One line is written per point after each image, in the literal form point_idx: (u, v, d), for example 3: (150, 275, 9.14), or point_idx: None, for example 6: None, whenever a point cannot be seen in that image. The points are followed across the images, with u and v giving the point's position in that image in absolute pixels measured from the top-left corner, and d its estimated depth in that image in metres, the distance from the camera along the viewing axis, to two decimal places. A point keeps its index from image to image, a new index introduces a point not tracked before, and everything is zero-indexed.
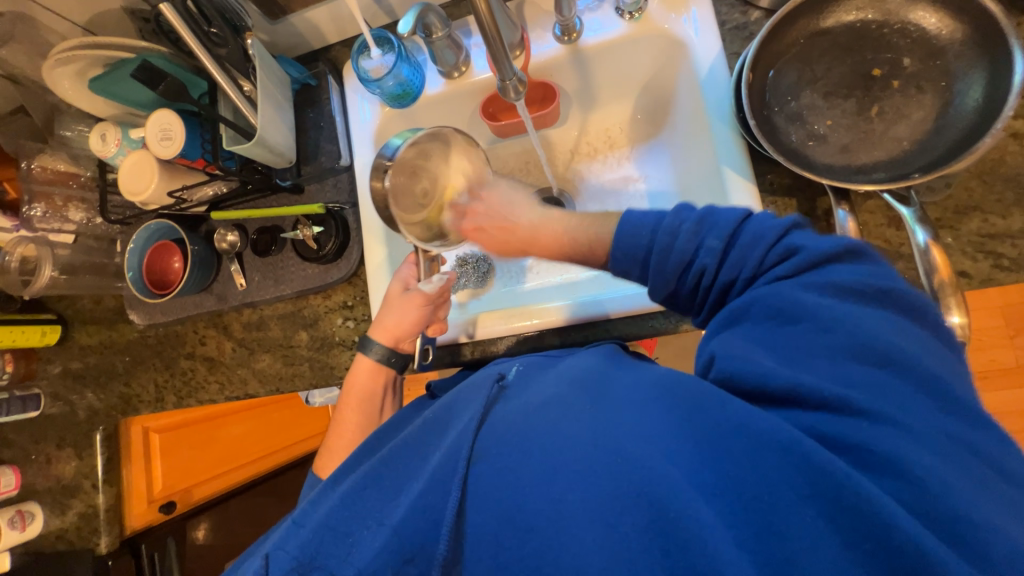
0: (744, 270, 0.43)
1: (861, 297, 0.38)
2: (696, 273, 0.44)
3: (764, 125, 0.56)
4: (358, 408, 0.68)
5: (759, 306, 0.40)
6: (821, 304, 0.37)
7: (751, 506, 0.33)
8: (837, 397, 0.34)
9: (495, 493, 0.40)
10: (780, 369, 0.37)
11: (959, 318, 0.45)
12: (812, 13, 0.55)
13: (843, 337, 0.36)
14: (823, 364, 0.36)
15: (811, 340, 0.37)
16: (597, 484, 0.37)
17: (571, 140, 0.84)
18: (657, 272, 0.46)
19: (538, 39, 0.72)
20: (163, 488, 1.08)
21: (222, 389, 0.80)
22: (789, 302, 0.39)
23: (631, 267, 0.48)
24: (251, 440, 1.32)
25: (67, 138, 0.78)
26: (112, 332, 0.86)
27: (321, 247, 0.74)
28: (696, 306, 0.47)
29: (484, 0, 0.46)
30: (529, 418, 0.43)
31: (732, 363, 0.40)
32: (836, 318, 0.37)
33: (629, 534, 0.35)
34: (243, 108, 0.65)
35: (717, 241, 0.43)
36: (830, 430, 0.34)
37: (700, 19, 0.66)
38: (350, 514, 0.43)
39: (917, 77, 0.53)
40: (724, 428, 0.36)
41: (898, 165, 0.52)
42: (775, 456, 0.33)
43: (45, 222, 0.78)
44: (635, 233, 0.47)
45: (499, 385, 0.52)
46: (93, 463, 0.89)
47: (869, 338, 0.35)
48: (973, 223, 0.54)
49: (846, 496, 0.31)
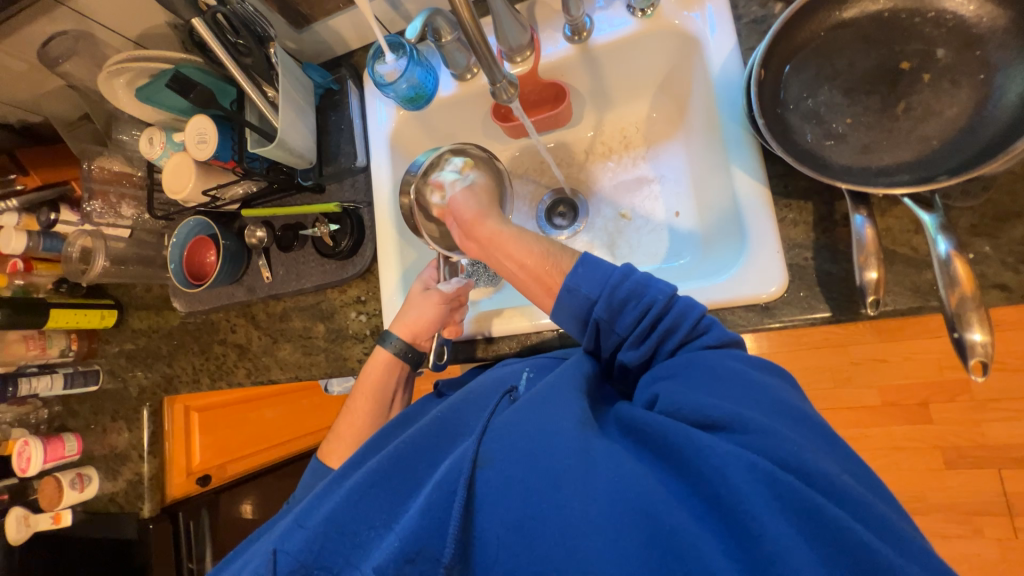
0: (679, 330, 0.47)
1: (767, 368, 0.44)
2: (642, 309, 0.48)
3: (775, 124, 0.53)
4: (371, 399, 0.71)
5: (692, 368, 0.44)
6: (738, 365, 0.43)
7: (740, 524, 0.33)
8: (769, 426, 0.37)
9: (499, 499, 0.39)
10: (722, 403, 0.40)
11: (981, 335, 0.41)
12: (831, 4, 0.51)
13: (759, 393, 0.41)
14: (761, 408, 0.39)
15: (735, 389, 0.41)
16: (600, 498, 0.36)
17: (586, 140, 0.83)
18: (611, 296, 0.49)
19: (549, 39, 0.71)
20: (200, 462, 1.18)
21: (249, 374, 0.86)
22: (714, 368, 0.43)
23: (590, 284, 0.50)
24: (280, 424, 1.42)
25: (123, 141, 0.87)
26: (158, 318, 0.95)
27: (337, 243, 0.78)
28: (632, 340, 0.49)
29: (467, 8, 0.48)
30: (531, 426, 0.42)
31: (677, 402, 0.42)
32: (755, 381, 0.42)
33: (629, 549, 0.34)
34: (267, 113, 0.71)
35: (667, 288, 0.49)
36: (777, 453, 0.35)
37: (715, 15, 0.63)
38: (358, 513, 0.42)
39: (953, 69, 0.48)
40: (700, 452, 0.36)
41: (925, 166, 0.48)
42: (754, 477, 0.34)
43: (101, 217, 0.89)
44: (604, 260, 0.51)
45: (510, 396, 0.52)
46: (140, 435, 0.98)
47: (780, 400, 0.40)
48: (1016, 231, 0.49)
49: (812, 516, 0.32)
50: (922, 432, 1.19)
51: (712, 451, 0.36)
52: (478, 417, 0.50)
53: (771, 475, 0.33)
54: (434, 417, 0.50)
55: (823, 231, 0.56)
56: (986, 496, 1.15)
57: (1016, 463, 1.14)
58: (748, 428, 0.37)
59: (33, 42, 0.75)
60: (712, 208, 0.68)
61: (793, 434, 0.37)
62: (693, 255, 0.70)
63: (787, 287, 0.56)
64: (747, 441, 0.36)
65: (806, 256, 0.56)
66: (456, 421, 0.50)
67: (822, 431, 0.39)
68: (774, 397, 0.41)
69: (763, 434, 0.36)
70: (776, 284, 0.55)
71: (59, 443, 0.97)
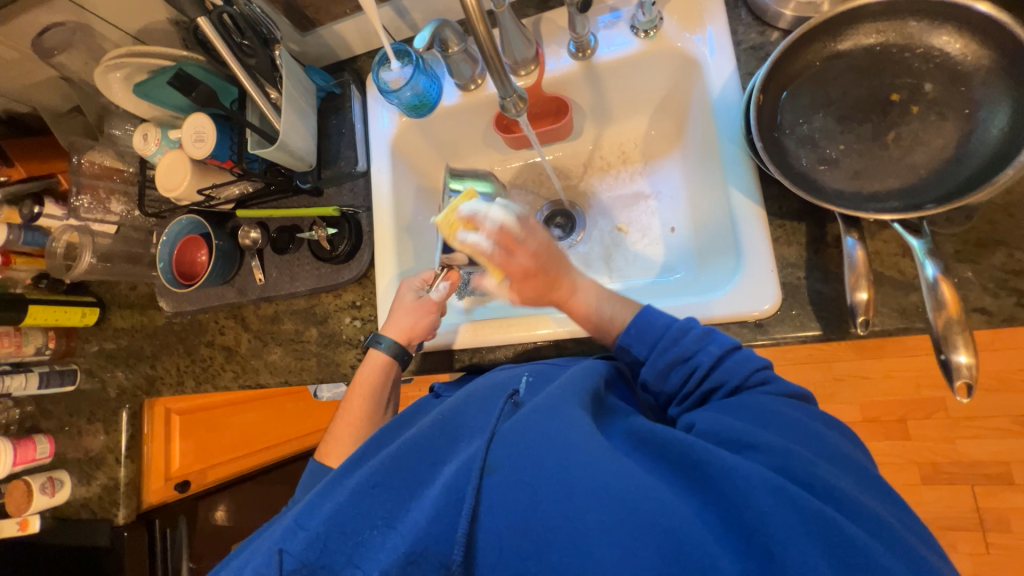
0: (731, 379, 0.48)
1: (816, 417, 0.45)
2: (687, 370, 0.50)
3: (773, 147, 0.55)
4: (366, 400, 0.68)
5: (741, 409, 0.45)
6: (787, 407, 0.45)
7: (758, 542, 0.34)
8: (806, 455, 0.39)
9: (506, 505, 0.39)
10: (764, 433, 0.41)
11: (967, 357, 0.43)
12: (828, 36, 0.54)
13: (805, 433, 0.42)
14: (801, 438, 0.42)
15: (783, 427, 0.42)
16: (611, 507, 0.37)
17: (585, 154, 0.84)
18: (659, 357, 0.51)
19: (553, 54, 0.72)
20: (179, 466, 1.13)
21: (236, 377, 0.84)
22: (764, 411, 0.44)
23: (640, 345, 0.53)
24: (263, 427, 1.38)
25: (116, 136, 0.86)
26: (143, 317, 0.92)
27: (334, 247, 0.78)
28: (680, 397, 0.51)
29: (483, 24, 0.48)
30: (544, 431, 0.43)
31: (710, 425, 0.44)
32: (797, 421, 0.43)
33: (643, 559, 0.34)
34: (269, 114, 0.70)
35: (717, 348, 0.50)
36: (803, 474, 0.37)
37: (716, 39, 0.65)
38: (360, 512, 0.41)
39: (939, 103, 0.51)
40: (723, 471, 0.38)
41: (913, 194, 0.50)
42: (777, 498, 0.35)
43: (90, 212, 0.87)
44: (657, 319, 0.53)
45: (513, 401, 0.52)
46: (118, 437, 0.95)
47: (823, 438, 0.42)
48: (997, 257, 0.51)
49: (841, 543, 0.33)
50: (901, 448, 1.23)
51: (739, 471, 0.37)
52: (477, 421, 0.49)
53: (798, 498, 0.35)
54: (435, 418, 0.50)
55: (814, 251, 0.58)
56: (961, 511, 1.18)
57: (988, 479, 1.18)
58: (779, 451, 0.39)
59: (26, 32, 0.74)
60: (707, 225, 0.70)
61: (832, 469, 0.39)
62: (687, 270, 0.72)
63: (780, 304, 0.58)
64: (791, 465, 0.38)
65: (799, 275, 0.58)
66: (456, 425, 0.49)
67: (861, 471, 0.40)
68: (823, 439, 0.42)
69: (801, 460, 0.38)
70: (769, 302, 0.57)
71: (30, 445, 0.94)
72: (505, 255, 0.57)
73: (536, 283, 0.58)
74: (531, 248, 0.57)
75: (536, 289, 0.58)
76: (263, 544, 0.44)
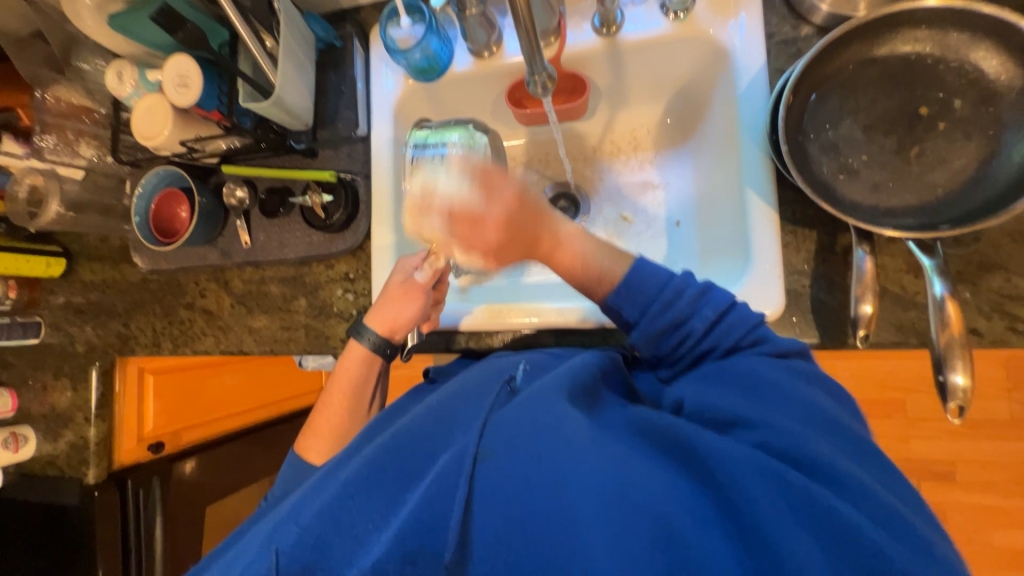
0: (724, 342, 0.50)
1: (806, 378, 0.46)
2: (680, 336, 0.51)
3: (797, 151, 0.54)
4: (349, 396, 0.67)
5: (729, 376, 0.47)
6: (780, 375, 0.45)
7: (750, 527, 0.34)
8: (798, 433, 0.39)
9: (501, 493, 0.39)
10: (752, 410, 0.42)
11: (963, 378, 0.44)
12: (865, 38, 0.52)
13: (799, 404, 0.42)
14: (794, 410, 0.42)
15: (776, 400, 0.43)
16: (603, 495, 0.37)
17: (594, 136, 0.81)
18: (651, 323, 0.51)
19: (575, 27, 0.68)
20: (153, 428, 1.08)
21: (217, 342, 0.81)
22: (748, 375, 0.46)
23: (630, 307, 0.53)
24: (241, 392, 1.30)
25: (84, 71, 0.78)
26: (114, 272, 0.87)
27: (329, 215, 0.73)
28: (671, 359, 0.53)
29: None
30: (536, 418, 0.42)
31: (700, 403, 0.45)
32: (791, 394, 0.43)
33: (633, 547, 0.34)
34: (263, 64, 0.64)
35: (712, 312, 0.50)
36: (790, 452, 0.38)
37: (748, 28, 0.62)
38: (353, 504, 0.40)
39: (966, 122, 0.50)
40: (717, 455, 0.37)
41: (927, 213, 0.51)
42: (768, 482, 0.35)
43: (55, 153, 0.80)
44: (649, 281, 0.52)
45: (510, 387, 0.51)
46: (87, 396, 0.91)
47: (825, 414, 0.42)
48: (995, 280, 0.52)
49: (832, 523, 0.33)
50: None
51: (726, 454, 0.37)
52: (472, 405, 0.48)
53: (788, 480, 0.35)
54: (430, 407, 0.49)
55: (821, 260, 0.58)
56: None
57: (935, 476, 1.27)
58: (772, 428, 0.40)
59: None
60: (714, 220, 0.69)
61: (824, 444, 0.38)
62: (689, 264, 0.72)
63: (783, 311, 0.58)
64: (774, 443, 0.38)
65: (804, 283, 0.59)
66: (451, 412, 0.48)
67: (862, 446, 0.40)
68: (822, 412, 0.42)
69: (790, 436, 0.39)
70: (772, 307, 0.57)
71: None
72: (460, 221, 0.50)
73: (512, 249, 0.52)
74: (495, 213, 0.49)
75: (515, 251, 0.52)
76: (255, 539, 0.43)
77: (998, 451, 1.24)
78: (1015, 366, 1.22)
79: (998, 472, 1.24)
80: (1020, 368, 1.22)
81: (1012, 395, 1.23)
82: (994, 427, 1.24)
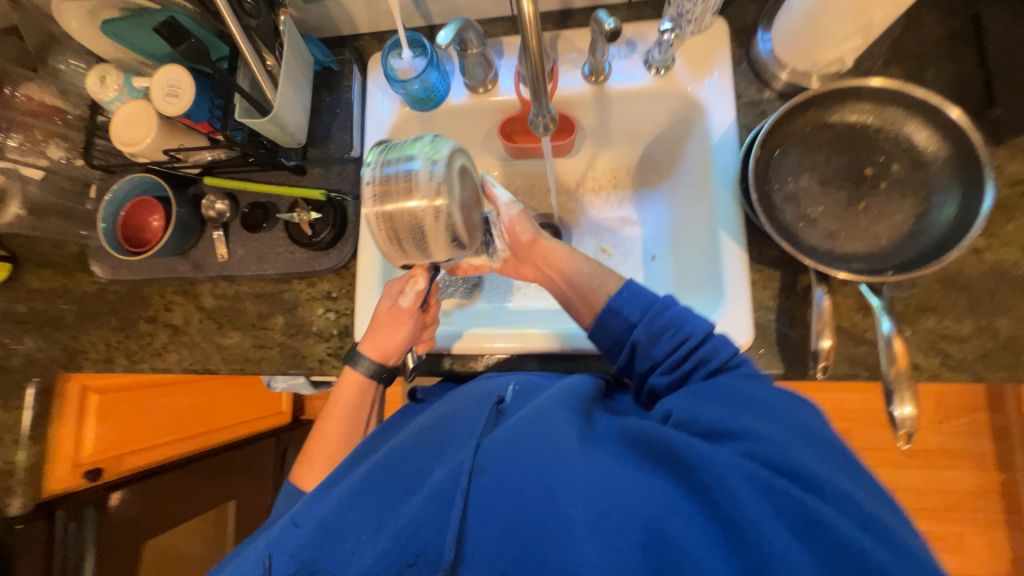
0: (711, 363, 0.51)
1: (794, 395, 0.48)
2: (679, 338, 0.54)
3: (764, 199, 0.60)
4: (346, 424, 0.64)
5: (717, 391, 0.48)
6: (759, 390, 0.48)
7: (737, 530, 0.36)
8: (782, 440, 0.41)
9: (495, 504, 0.39)
10: (737, 417, 0.44)
11: (909, 409, 0.50)
12: (821, 106, 0.59)
13: (783, 415, 0.45)
14: (778, 419, 0.44)
15: (756, 406, 0.45)
16: (597, 502, 0.37)
17: (577, 173, 0.86)
18: (651, 322, 0.55)
19: (568, 72, 0.74)
20: (93, 452, 0.98)
21: (181, 359, 0.76)
22: (739, 391, 0.47)
23: (631, 309, 0.57)
24: (195, 412, 1.21)
25: (58, 71, 0.76)
26: (68, 280, 0.81)
27: (315, 233, 0.72)
28: (667, 366, 0.54)
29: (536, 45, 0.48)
30: (528, 432, 0.43)
31: (687, 413, 0.46)
32: (779, 409, 0.45)
33: (626, 551, 0.35)
34: (263, 82, 0.65)
35: (700, 329, 0.54)
36: (775, 459, 0.39)
37: (719, 88, 0.70)
38: (348, 520, 0.40)
39: (903, 183, 0.58)
40: (703, 461, 0.39)
41: (874, 259, 0.57)
42: (753, 486, 0.37)
43: (19, 153, 0.75)
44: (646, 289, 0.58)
45: (499, 409, 0.51)
46: (20, 416, 0.82)
47: (807, 426, 0.44)
48: (929, 321, 0.59)
49: (811, 518, 0.35)
50: None
51: (713, 462, 0.38)
52: (465, 425, 0.48)
53: (772, 485, 0.37)
54: (421, 427, 0.49)
55: (784, 298, 0.64)
56: None
57: None
58: (753, 435, 0.41)
59: None
60: (686, 256, 0.74)
61: (804, 451, 0.41)
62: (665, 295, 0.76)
63: (751, 343, 0.63)
64: (758, 450, 0.40)
65: (769, 317, 0.64)
66: (443, 431, 0.48)
67: (843, 456, 0.43)
68: (803, 422, 0.45)
69: (774, 444, 0.41)
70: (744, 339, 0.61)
71: None
72: (432, 189, 0.50)
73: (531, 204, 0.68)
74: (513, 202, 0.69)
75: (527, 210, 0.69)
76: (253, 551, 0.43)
77: (930, 480, 1.34)
78: (943, 401, 1.35)
79: (931, 500, 1.34)
80: (946, 403, 1.34)
81: (940, 427, 1.34)
82: (926, 457, 1.34)
